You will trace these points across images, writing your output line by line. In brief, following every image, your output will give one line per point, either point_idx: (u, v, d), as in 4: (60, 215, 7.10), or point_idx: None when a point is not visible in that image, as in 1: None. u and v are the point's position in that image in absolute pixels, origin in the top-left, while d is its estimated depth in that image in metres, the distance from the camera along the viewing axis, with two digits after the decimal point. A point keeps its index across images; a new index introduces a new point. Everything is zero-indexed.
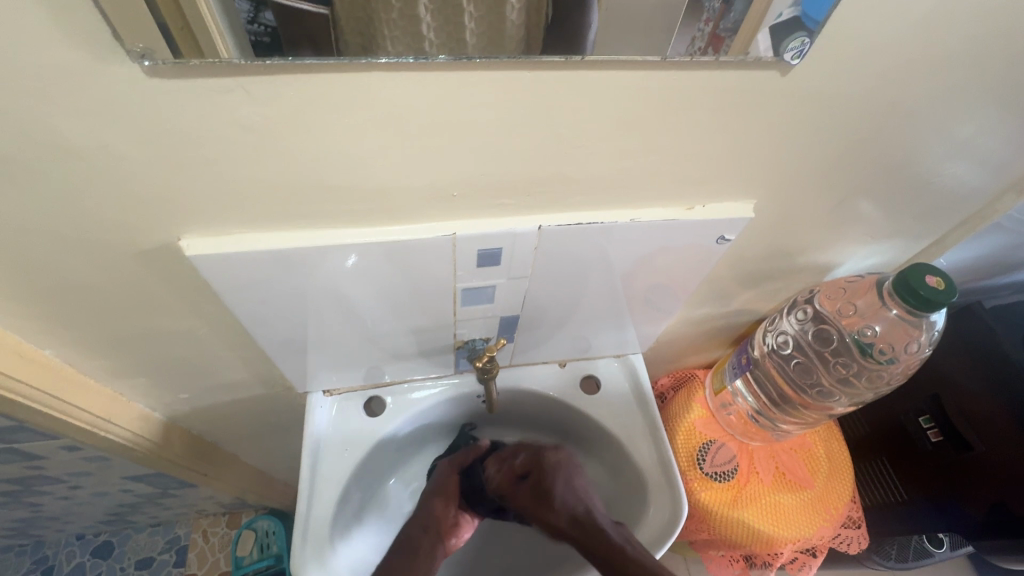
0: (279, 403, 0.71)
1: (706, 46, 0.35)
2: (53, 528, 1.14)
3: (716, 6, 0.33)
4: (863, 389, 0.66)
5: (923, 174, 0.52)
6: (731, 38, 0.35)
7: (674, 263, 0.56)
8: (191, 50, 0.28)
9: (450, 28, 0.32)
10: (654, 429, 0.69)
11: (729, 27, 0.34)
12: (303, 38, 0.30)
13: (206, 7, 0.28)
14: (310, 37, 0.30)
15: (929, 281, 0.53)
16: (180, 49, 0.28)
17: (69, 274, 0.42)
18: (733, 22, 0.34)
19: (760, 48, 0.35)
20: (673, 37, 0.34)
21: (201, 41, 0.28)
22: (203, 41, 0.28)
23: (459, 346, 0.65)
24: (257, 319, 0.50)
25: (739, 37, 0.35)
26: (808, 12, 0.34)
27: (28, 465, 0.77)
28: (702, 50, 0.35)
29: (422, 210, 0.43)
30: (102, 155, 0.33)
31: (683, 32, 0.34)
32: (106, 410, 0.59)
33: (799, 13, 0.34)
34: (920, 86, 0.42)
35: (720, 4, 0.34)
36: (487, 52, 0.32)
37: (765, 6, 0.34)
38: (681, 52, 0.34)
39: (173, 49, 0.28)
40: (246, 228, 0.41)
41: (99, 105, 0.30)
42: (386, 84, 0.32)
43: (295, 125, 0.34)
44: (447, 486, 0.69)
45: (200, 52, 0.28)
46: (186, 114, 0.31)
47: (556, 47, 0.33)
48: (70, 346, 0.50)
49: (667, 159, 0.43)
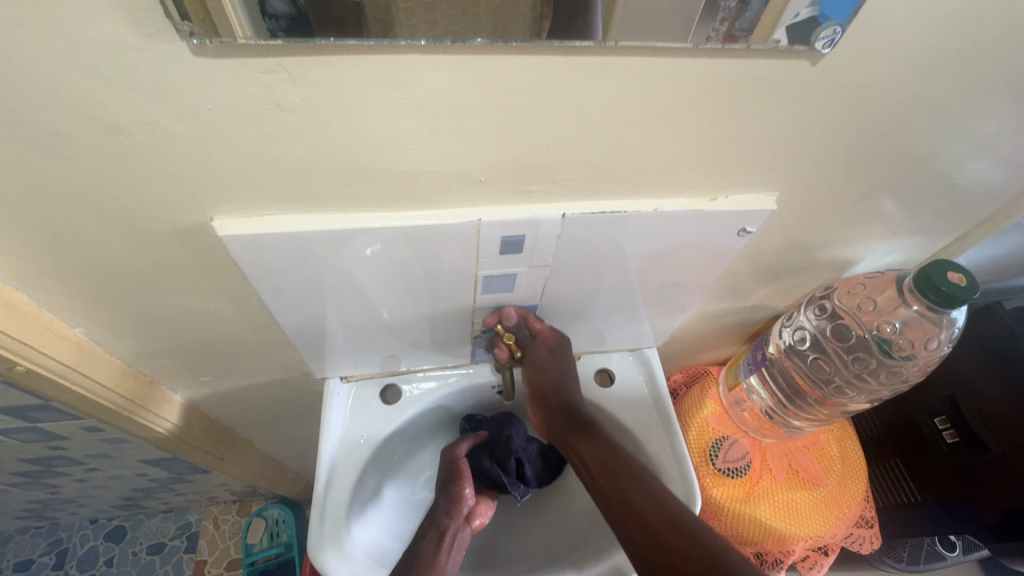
0: (296, 389, 0.72)
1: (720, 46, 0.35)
2: (68, 511, 1.16)
3: (732, 6, 0.34)
4: (880, 385, 0.66)
5: (947, 170, 0.52)
6: (748, 37, 0.35)
7: (693, 256, 0.56)
8: (216, 32, 0.29)
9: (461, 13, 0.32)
10: (668, 422, 0.70)
11: (745, 27, 0.34)
12: (330, 19, 0.30)
13: None
14: (337, 19, 0.30)
15: (950, 277, 0.52)
16: (205, 30, 0.29)
17: (103, 250, 0.43)
18: (749, 21, 0.34)
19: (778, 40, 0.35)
20: (692, 29, 0.34)
21: (225, 24, 0.29)
22: (228, 24, 0.29)
23: (476, 336, 0.65)
24: (282, 302, 0.51)
25: (756, 32, 0.35)
26: (825, 12, 0.34)
27: (50, 445, 0.78)
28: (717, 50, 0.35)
29: (448, 195, 0.44)
30: (145, 132, 0.34)
31: (700, 28, 0.34)
32: (130, 390, 0.60)
33: (817, 13, 0.34)
34: (948, 81, 0.42)
35: (736, 3, 0.34)
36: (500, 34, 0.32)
37: (784, 3, 0.34)
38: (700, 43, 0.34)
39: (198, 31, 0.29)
40: (277, 209, 0.42)
41: (145, 82, 0.31)
42: (419, 67, 0.33)
43: (331, 106, 0.34)
44: (458, 465, 0.66)
45: (225, 35, 0.29)
46: (228, 92, 0.32)
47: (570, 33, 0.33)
48: (98, 324, 0.52)
49: (691, 149, 0.44)
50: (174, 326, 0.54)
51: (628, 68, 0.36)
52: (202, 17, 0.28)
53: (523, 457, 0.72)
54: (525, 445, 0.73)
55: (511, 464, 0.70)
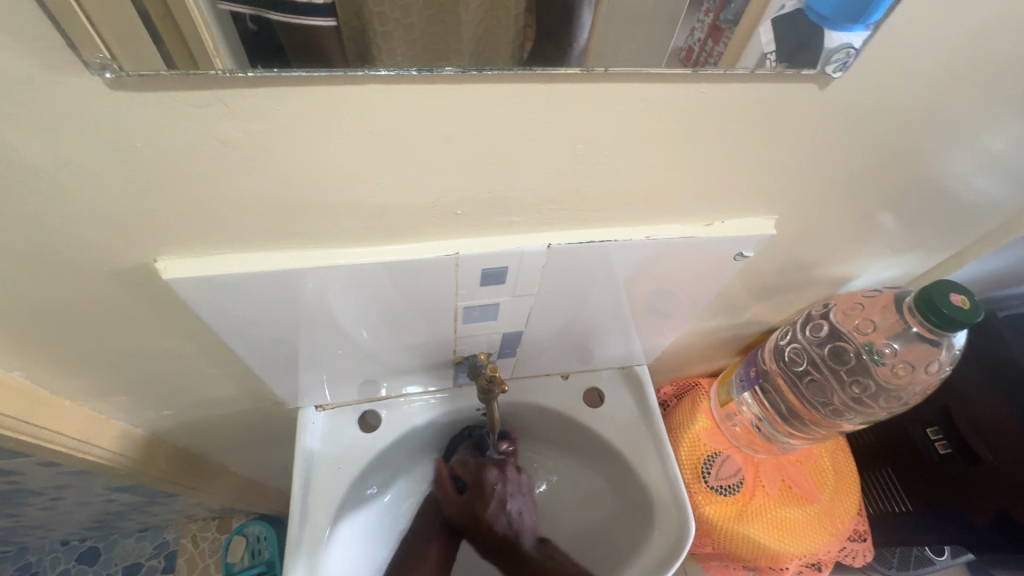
0: (269, 416, 0.68)
1: (706, 37, 0.32)
2: (37, 535, 1.11)
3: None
4: (878, 408, 0.64)
5: (948, 188, 0.49)
6: (733, 28, 0.33)
7: (688, 277, 0.53)
8: (184, 60, 0.25)
9: (430, 47, 0.29)
10: (660, 443, 0.67)
11: (729, 18, 0.33)
12: (298, 42, 0.27)
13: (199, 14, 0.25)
14: (310, 46, 0.27)
15: (952, 299, 0.50)
16: (171, 58, 0.25)
17: (35, 294, 0.38)
18: (734, 14, 0.33)
19: (763, 42, 0.33)
20: (675, 28, 0.32)
21: (194, 52, 0.25)
22: (196, 51, 0.25)
23: (458, 362, 0.61)
24: (243, 339, 0.47)
25: (739, 29, 0.33)
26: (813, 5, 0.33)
27: (5, 479, 0.73)
28: (703, 41, 0.32)
29: (423, 228, 0.40)
30: (68, 174, 0.30)
31: (684, 22, 0.32)
32: (84, 430, 0.55)
33: (802, 4, 0.33)
34: (958, 99, 0.39)
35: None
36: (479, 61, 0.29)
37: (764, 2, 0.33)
38: (680, 43, 0.32)
39: (163, 57, 0.25)
40: (230, 248, 0.38)
41: (58, 120, 0.26)
42: (384, 98, 0.29)
43: (283, 141, 0.30)
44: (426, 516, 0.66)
45: (193, 64, 0.25)
46: (160, 128, 0.28)
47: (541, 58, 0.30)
48: (40, 367, 0.47)
49: (686, 174, 0.40)
50: (129, 364, 0.49)
51: (623, 97, 0.33)
52: (166, 42, 0.25)
53: (506, 493, 0.64)
54: (508, 478, 0.65)
55: (490, 502, 0.63)
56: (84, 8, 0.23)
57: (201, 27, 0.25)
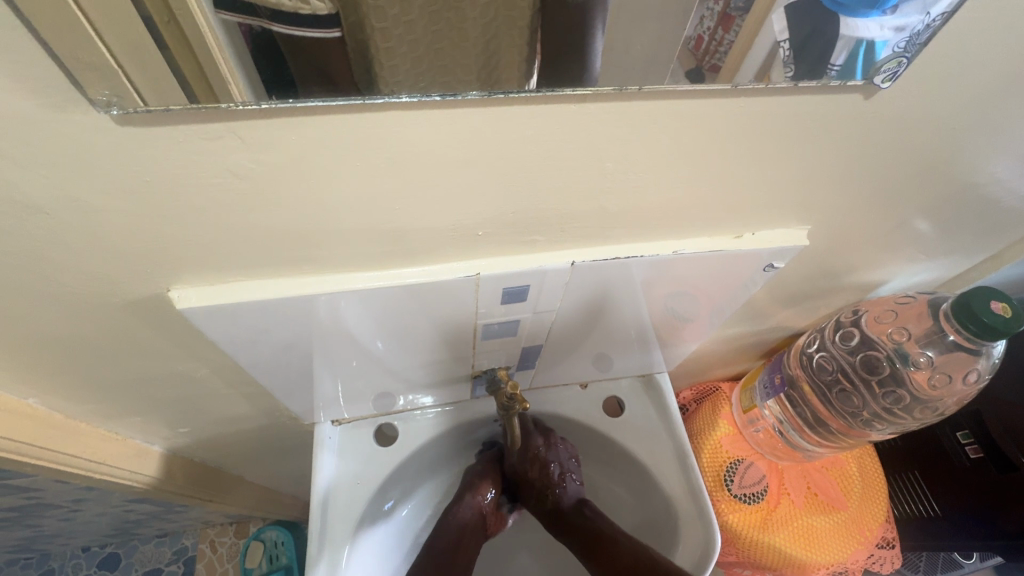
0: (286, 430, 0.67)
1: (716, 25, 0.29)
2: (58, 543, 1.12)
3: None
4: (910, 419, 0.63)
5: (989, 193, 0.47)
6: (745, 17, 0.30)
7: (714, 285, 0.51)
8: (206, 94, 0.24)
9: (438, 79, 0.27)
10: (684, 452, 0.65)
11: (741, 6, 0.30)
12: (316, 72, 0.25)
13: (205, 21, 0.23)
14: (327, 74, 0.25)
15: (992, 307, 0.48)
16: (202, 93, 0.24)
17: (47, 326, 0.37)
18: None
19: (776, 30, 0.30)
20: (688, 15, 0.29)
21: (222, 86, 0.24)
22: (220, 83, 0.24)
23: (476, 375, 0.60)
24: (262, 360, 0.46)
25: (751, 15, 0.30)
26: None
27: (24, 495, 0.73)
28: (712, 28, 0.29)
29: (442, 249, 0.39)
30: (75, 210, 0.28)
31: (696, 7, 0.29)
32: (99, 452, 0.54)
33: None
34: (1009, 105, 0.37)
35: None
36: (492, 85, 0.27)
37: None
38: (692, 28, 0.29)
39: (191, 92, 0.24)
40: (244, 275, 0.37)
41: (62, 156, 0.25)
42: (408, 124, 0.28)
43: (299, 171, 0.29)
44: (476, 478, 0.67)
45: (217, 97, 0.24)
46: (171, 161, 0.27)
47: (563, 79, 0.28)
48: (54, 393, 0.46)
49: (716, 188, 0.38)
50: (143, 387, 0.49)
51: (656, 115, 0.31)
52: (192, 75, 0.24)
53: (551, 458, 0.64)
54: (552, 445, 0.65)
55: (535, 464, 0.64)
56: (102, 43, 0.22)
57: (217, 48, 0.24)
